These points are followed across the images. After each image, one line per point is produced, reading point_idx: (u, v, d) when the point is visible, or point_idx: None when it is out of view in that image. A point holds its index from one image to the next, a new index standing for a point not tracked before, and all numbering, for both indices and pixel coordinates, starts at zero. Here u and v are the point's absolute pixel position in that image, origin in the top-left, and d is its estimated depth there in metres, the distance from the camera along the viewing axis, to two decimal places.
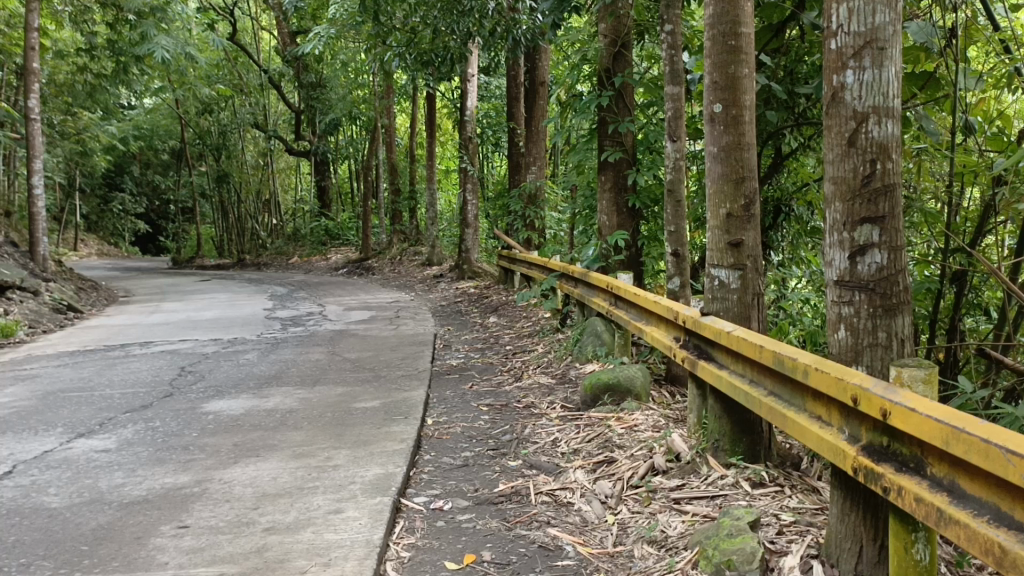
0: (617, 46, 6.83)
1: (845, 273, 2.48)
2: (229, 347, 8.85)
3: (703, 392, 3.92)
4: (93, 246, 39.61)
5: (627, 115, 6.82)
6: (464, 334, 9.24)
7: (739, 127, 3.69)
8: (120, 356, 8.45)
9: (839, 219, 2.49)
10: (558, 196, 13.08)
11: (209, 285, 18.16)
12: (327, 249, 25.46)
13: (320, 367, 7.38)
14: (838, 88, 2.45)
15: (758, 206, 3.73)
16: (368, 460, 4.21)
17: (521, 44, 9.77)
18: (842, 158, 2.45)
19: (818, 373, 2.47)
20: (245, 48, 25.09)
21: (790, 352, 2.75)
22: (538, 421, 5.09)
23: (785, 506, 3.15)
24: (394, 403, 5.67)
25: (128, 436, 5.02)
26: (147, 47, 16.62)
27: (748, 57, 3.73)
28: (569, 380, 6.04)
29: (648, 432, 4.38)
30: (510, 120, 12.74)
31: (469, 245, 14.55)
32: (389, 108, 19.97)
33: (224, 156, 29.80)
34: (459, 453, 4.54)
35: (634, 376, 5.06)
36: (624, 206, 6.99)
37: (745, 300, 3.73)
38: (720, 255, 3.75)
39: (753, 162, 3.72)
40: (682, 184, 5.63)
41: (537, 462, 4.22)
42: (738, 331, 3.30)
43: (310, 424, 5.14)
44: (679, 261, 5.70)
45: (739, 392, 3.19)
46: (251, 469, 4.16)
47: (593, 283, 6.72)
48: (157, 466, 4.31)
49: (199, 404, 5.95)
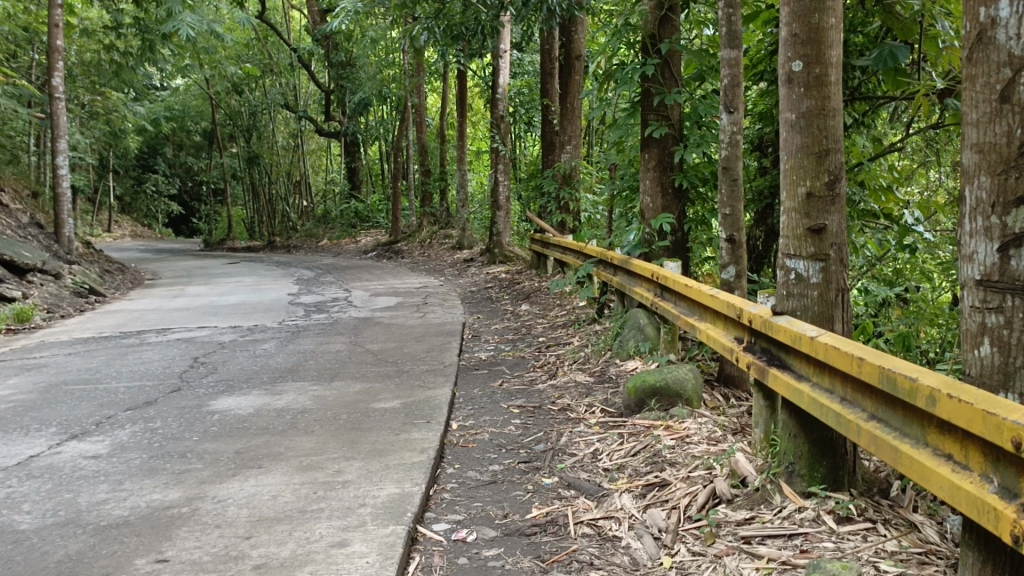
0: (664, 9, 6.24)
1: (992, 270, 1.90)
2: (248, 335, 8.42)
3: (772, 404, 3.34)
4: (128, 228, 39.94)
5: (674, 86, 6.23)
6: (494, 323, 8.71)
7: (823, 89, 3.08)
8: (134, 345, 8.05)
9: (984, 199, 1.90)
10: (594, 177, 12.44)
11: (236, 268, 17.90)
12: (356, 231, 25.13)
13: (339, 359, 6.89)
14: (987, 25, 1.85)
15: (844, 183, 3.12)
16: (383, 476, 3.70)
17: (556, 15, 9.08)
18: (991, 119, 1.86)
19: (951, 401, 1.88)
20: (274, 27, 24.59)
21: (902, 368, 2.17)
22: (576, 427, 4.54)
23: (883, 550, 2.58)
24: (416, 403, 5.15)
25: (123, 439, 4.57)
26: (172, 24, 16.12)
27: (835, 4, 3.11)
28: (609, 379, 5.47)
29: (702, 446, 3.81)
30: (544, 96, 12.11)
31: (500, 228, 14.02)
32: (419, 87, 19.45)
33: (254, 136, 29.57)
34: (486, 466, 4.01)
35: (683, 378, 4.48)
36: (669, 186, 6.38)
37: (828, 298, 3.12)
38: (797, 243, 3.16)
39: (840, 131, 3.10)
40: (738, 161, 4.98)
41: (576, 481, 3.67)
42: (824, 337, 2.70)
43: (322, 428, 4.64)
44: (734, 248, 5.06)
45: (826, 413, 2.59)
46: (250, 485, 3.67)
47: (635, 271, 6.13)
48: (149, 479, 3.84)
49: (205, 402, 5.49)
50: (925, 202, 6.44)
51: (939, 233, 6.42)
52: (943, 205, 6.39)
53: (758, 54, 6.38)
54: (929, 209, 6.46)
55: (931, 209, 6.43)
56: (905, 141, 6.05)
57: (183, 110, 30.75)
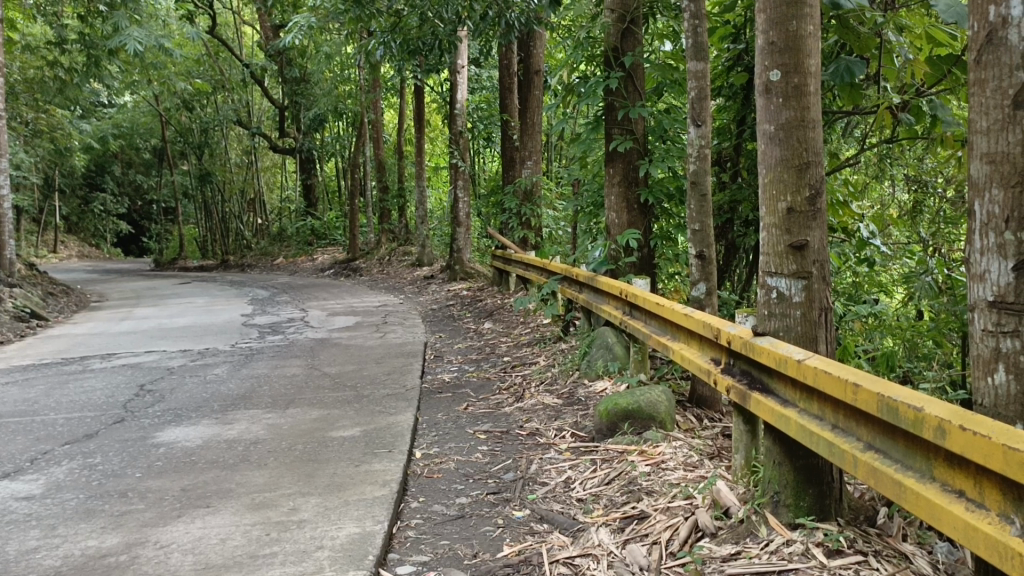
0: (626, 22, 6.13)
1: (1006, 290, 1.93)
2: (199, 360, 8.06)
3: (753, 428, 3.20)
4: (74, 249, 38.77)
5: (638, 99, 6.10)
6: (456, 342, 8.48)
7: (803, 99, 2.96)
8: (77, 372, 7.64)
9: (998, 212, 1.93)
10: (555, 193, 12.31)
11: (188, 289, 17.34)
12: (313, 249, 24.70)
13: (296, 384, 6.59)
14: (998, 25, 1.88)
15: (825, 197, 2.99)
16: (342, 514, 3.45)
17: (515, 30, 8.93)
18: (1004, 128, 1.89)
19: (964, 433, 1.74)
20: (226, 43, 24.11)
21: (903, 394, 2.03)
22: (546, 454, 4.35)
23: None
24: (377, 431, 4.90)
25: (59, 478, 4.24)
26: (119, 40, 15.59)
27: (813, 10, 2.99)
28: (578, 401, 5.28)
29: (679, 473, 3.64)
30: (503, 112, 11.96)
31: (461, 245, 13.81)
32: (375, 103, 19.18)
33: (207, 153, 28.94)
34: (453, 499, 3.78)
35: (656, 401, 4.31)
36: (634, 202, 6.25)
37: (812, 318, 2.99)
38: (779, 260, 3.02)
39: (821, 143, 2.98)
40: (707, 175, 4.85)
41: (549, 514, 3.47)
42: (812, 360, 2.55)
43: (276, 460, 4.37)
44: (704, 264, 4.92)
45: (816, 442, 2.44)
46: (197, 527, 3.40)
47: (601, 288, 5.98)
48: (85, 523, 3.53)
49: (151, 434, 5.16)
50: (879, 215, 6.42)
51: (895, 245, 6.44)
52: (896, 218, 6.39)
53: (716, 70, 6.33)
54: (883, 222, 6.43)
55: (885, 222, 6.43)
56: (861, 155, 6.02)
57: (132, 128, 29.95)
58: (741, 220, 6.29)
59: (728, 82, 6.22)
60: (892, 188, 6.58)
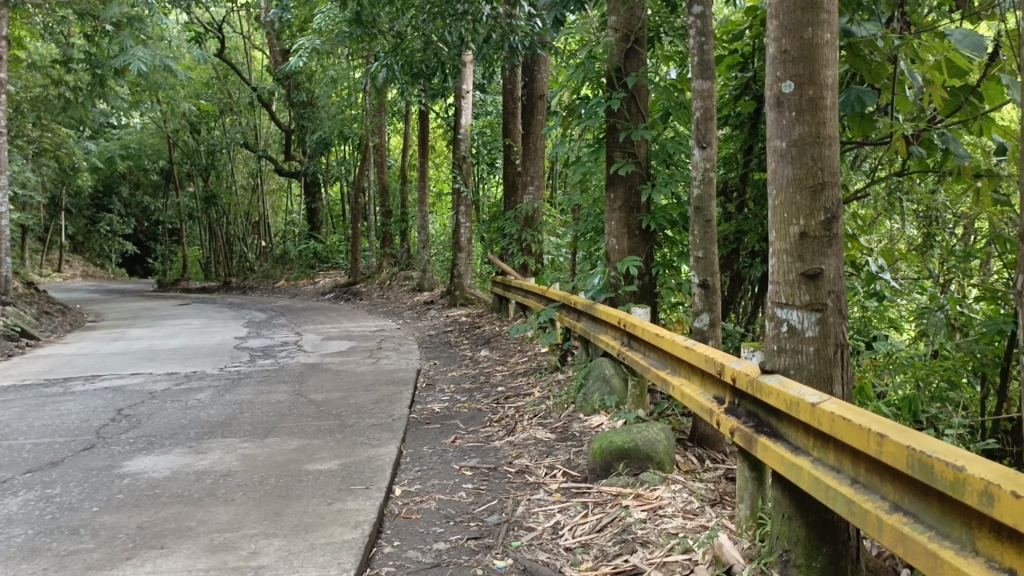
0: (630, 42, 5.94)
1: None
2: (184, 383, 7.76)
3: (759, 474, 2.90)
4: (78, 268, 38.70)
5: (641, 121, 5.90)
6: (451, 370, 8.18)
7: (819, 114, 2.69)
8: (57, 394, 7.36)
9: None
10: (557, 219, 12.06)
11: (186, 310, 17.07)
12: (315, 272, 24.54)
13: (278, 412, 6.28)
14: None
15: (842, 222, 2.71)
16: (304, 560, 3.14)
17: (518, 54, 8.62)
18: None
19: (1016, 500, 1.45)
20: (233, 66, 24.03)
21: (937, 447, 1.74)
22: (535, 494, 4.03)
23: None
24: (356, 464, 4.59)
25: (10, 510, 3.94)
26: (123, 59, 15.36)
27: (831, 16, 2.74)
28: (572, 437, 4.97)
29: (678, 521, 3.33)
30: (506, 136, 11.76)
31: (461, 270, 13.53)
32: (380, 127, 19.03)
33: (212, 175, 28.83)
34: (430, 544, 3.46)
35: (655, 439, 3.99)
36: (636, 227, 5.99)
37: (827, 355, 2.70)
38: (790, 290, 2.74)
39: (837, 162, 2.71)
40: (713, 200, 4.56)
41: (533, 565, 3.15)
42: (827, 403, 2.26)
43: (244, 496, 4.05)
44: (708, 294, 4.63)
45: (834, 498, 2.14)
46: (146, 572, 3.09)
47: (600, 318, 5.69)
48: (26, 564, 3.21)
49: (118, 463, 4.85)
50: (888, 248, 6.14)
51: (903, 280, 6.15)
52: (903, 252, 6.12)
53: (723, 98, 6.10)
54: (892, 255, 6.18)
55: (894, 257, 6.15)
56: (871, 187, 5.72)
57: (139, 149, 29.84)
58: (747, 250, 6.01)
59: (736, 111, 6.00)
60: (898, 222, 6.32)
